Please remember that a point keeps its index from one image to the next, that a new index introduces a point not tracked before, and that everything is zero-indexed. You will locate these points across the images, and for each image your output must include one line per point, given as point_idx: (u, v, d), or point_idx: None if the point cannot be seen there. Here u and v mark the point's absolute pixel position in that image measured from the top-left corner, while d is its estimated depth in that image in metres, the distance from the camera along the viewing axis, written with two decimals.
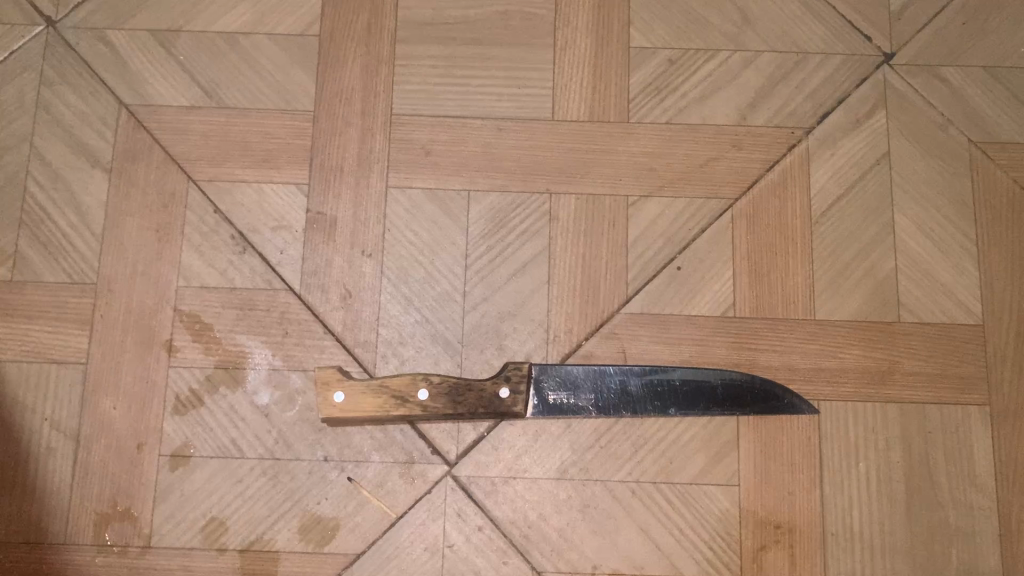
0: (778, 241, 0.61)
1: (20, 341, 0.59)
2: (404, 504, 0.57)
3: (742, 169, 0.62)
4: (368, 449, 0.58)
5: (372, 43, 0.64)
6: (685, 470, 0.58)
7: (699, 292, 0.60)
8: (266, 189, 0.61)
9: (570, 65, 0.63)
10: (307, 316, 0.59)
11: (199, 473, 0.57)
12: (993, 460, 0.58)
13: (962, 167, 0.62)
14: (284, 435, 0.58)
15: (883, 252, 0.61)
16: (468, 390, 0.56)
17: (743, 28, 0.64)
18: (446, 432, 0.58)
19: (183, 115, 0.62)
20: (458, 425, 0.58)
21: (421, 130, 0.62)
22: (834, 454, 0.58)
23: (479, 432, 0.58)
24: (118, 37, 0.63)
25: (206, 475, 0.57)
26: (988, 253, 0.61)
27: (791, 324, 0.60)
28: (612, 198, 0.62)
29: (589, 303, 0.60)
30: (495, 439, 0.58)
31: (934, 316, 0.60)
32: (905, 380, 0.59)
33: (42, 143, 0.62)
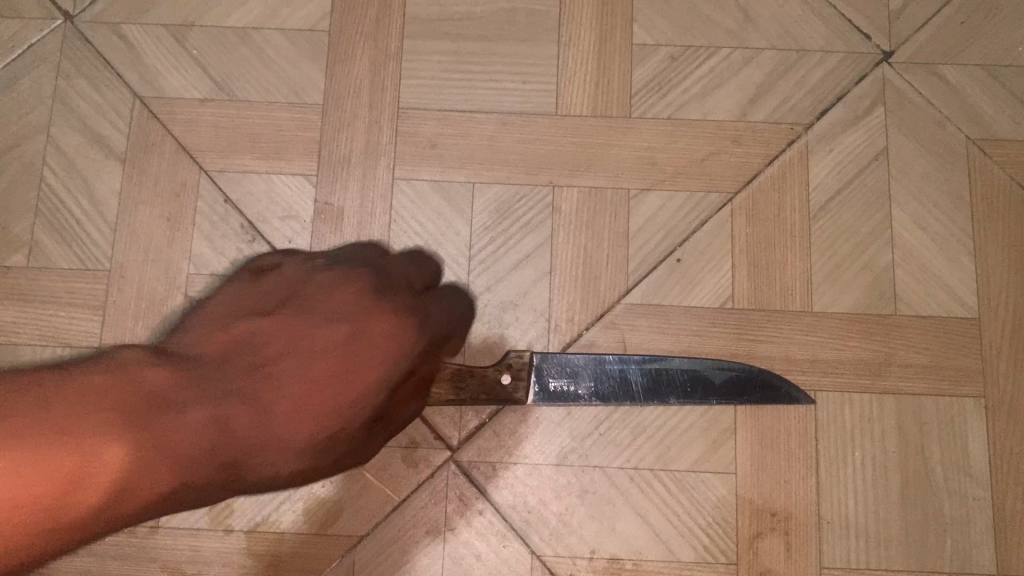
0: (777, 234, 0.62)
1: (35, 325, 0.60)
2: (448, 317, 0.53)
3: (741, 164, 0.63)
4: (427, 270, 0.54)
5: (380, 38, 0.65)
6: (682, 458, 0.59)
7: (699, 283, 0.61)
8: (275, 180, 0.63)
9: (574, 60, 0.65)
10: None
11: (258, 274, 0.52)
12: (988, 451, 0.59)
13: (959, 163, 0.63)
14: (309, 288, 0.49)
15: (880, 245, 0.62)
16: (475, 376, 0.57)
17: (744, 25, 0.66)
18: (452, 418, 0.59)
19: (196, 107, 0.64)
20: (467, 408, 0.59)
21: (427, 123, 0.64)
22: (830, 443, 0.59)
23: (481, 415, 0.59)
24: (133, 30, 0.65)
25: (244, 299, 0.49)
26: (985, 247, 0.62)
27: (790, 316, 0.61)
28: (615, 191, 0.63)
29: (590, 293, 0.61)
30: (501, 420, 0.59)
31: (930, 309, 0.61)
32: (901, 372, 0.60)
33: (58, 134, 0.63)
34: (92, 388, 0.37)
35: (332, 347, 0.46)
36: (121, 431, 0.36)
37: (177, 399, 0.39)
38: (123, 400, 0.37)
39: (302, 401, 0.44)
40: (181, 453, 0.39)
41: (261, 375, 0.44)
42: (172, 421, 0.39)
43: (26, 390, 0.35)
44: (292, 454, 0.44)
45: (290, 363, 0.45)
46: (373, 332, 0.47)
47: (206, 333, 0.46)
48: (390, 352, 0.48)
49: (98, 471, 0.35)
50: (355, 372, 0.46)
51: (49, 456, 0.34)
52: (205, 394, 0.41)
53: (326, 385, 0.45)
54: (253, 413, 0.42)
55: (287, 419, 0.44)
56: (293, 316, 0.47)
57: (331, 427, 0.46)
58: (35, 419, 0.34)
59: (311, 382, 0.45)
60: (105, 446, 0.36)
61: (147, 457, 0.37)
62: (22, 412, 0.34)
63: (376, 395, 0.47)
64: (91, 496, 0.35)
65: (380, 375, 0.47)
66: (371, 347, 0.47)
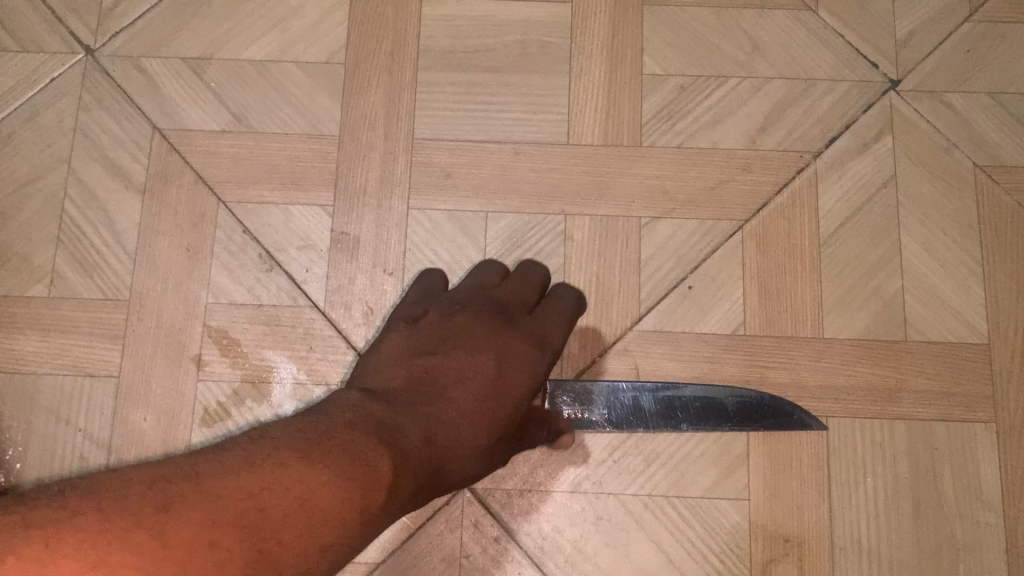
0: (787, 262, 0.63)
1: (57, 354, 0.61)
2: (564, 334, 0.58)
3: (750, 193, 0.64)
4: (532, 277, 0.60)
5: (395, 70, 0.66)
6: (695, 485, 0.59)
7: (710, 310, 0.62)
8: (292, 210, 0.64)
9: (585, 91, 0.66)
10: (331, 332, 0.62)
11: (411, 323, 0.56)
12: (1000, 476, 0.59)
13: (967, 190, 0.64)
14: (457, 324, 0.55)
15: (890, 272, 0.63)
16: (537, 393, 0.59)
17: (753, 56, 0.67)
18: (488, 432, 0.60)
19: (214, 139, 0.65)
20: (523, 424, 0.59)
21: (441, 154, 0.65)
22: (843, 469, 0.60)
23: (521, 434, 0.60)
24: (152, 64, 0.66)
25: (408, 342, 0.54)
26: (994, 273, 0.63)
27: (801, 342, 0.61)
28: (626, 219, 0.64)
29: (602, 320, 0.62)
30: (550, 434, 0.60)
31: (939, 335, 0.62)
32: (913, 398, 0.61)
33: (79, 166, 0.64)
34: (349, 425, 0.43)
35: (482, 365, 0.52)
36: (384, 452, 0.42)
37: (398, 421, 0.46)
38: (369, 430, 0.43)
39: (474, 412, 0.50)
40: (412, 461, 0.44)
41: (441, 398, 0.49)
42: (401, 440, 0.44)
43: (300, 437, 0.41)
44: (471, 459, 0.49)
45: (464, 387, 0.50)
46: (509, 350, 0.53)
47: (390, 369, 0.51)
48: (525, 368, 0.53)
49: (377, 486, 0.41)
50: (509, 390, 0.52)
51: (344, 489, 0.39)
52: (418, 419, 0.47)
53: (492, 401, 0.51)
54: (449, 429, 0.48)
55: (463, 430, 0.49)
56: (453, 350, 0.52)
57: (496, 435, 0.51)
58: (331, 455, 0.40)
59: (478, 398, 0.50)
60: (375, 465, 0.41)
61: (404, 467, 0.43)
62: (295, 465, 0.39)
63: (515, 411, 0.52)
64: (378, 506, 0.41)
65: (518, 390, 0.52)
66: (511, 363, 0.53)
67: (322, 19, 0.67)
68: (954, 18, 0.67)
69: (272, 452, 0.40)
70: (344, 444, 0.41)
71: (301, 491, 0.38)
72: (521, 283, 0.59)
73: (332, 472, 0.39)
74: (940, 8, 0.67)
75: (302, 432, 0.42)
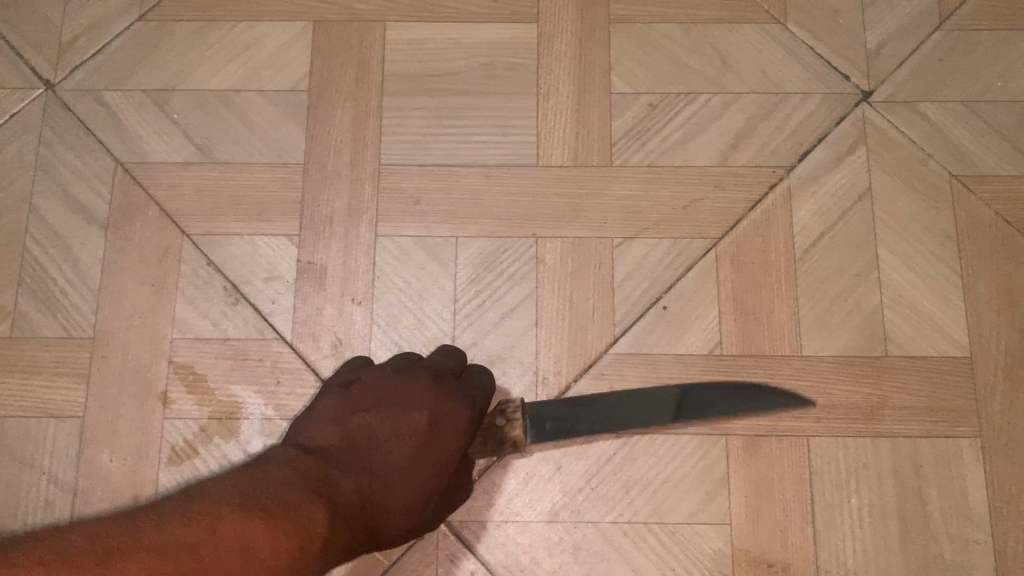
0: (763, 279, 0.61)
1: (20, 397, 0.60)
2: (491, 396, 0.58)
3: (724, 210, 0.63)
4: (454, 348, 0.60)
5: (360, 96, 0.65)
6: (676, 511, 0.58)
7: (687, 331, 0.61)
8: (258, 241, 0.63)
9: (554, 112, 0.65)
10: (299, 364, 0.60)
11: (345, 387, 0.56)
12: (988, 492, 0.58)
13: (944, 200, 0.63)
14: (388, 385, 0.55)
15: (868, 286, 0.62)
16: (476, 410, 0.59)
17: (722, 71, 0.66)
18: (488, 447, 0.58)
19: (178, 171, 0.64)
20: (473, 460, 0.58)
21: (410, 180, 0.64)
22: (826, 490, 0.58)
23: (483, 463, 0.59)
24: (114, 97, 0.65)
25: (342, 403, 0.54)
26: (974, 284, 0.61)
27: (779, 361, 0.60)
28: (599, 241, 0.62)
29: (577, 345, 0.61)
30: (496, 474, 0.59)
31: (921, 349, 0.60)
32: (895, 414, 0.59)
33: (42, 203, 0.63)
34: (285, 482, 0.45)
35: (415, 424, 0.53)
36: (318, 503, 0.45)
37: (332, 475, 0.48)
38: (303, 485, 0.46)
39: (404, 467, 0.52)
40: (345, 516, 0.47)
41: (373, 455, 0.52)
42: (335, 496, 0.47)
43: (237, 495, 0.43)
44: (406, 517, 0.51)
45: (396, 446, 0.52)
46: (441, 408, 0.54)
47: (327, 428, 0.53)
48: (456, 427, 0.54)
49: (311, 538, 0.43)
50: (441, 449, 0.53)
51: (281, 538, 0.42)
52: (350, 472, 0.49)
53: (422, 460, 0.52)
54: (379, 487, 0.50)
55: (397, 487, 0.51)
56: (385, 407, 0.54)
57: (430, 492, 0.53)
58: (269, 511, 0.43)
59: (407, 456, 0.52)
60: (311, 519, 0.44)
61: (336, 517, 0.46)
62: (232, 518, 0.41)
63: (448, 468, 0.53)
64: (313, 555, 0.44)
65: (449, 449, 0.53)
66: (443, 422, 0.54)
67: (286, 46, 0.66)
68: (925, 28, 0.66)
69: (211, 508, 0.42)
70: (280, 498, 0.44)
71: (241, 540, 0.41)
72: (447, 355, 0.58)
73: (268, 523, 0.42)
74: (911, 19, 0.66)
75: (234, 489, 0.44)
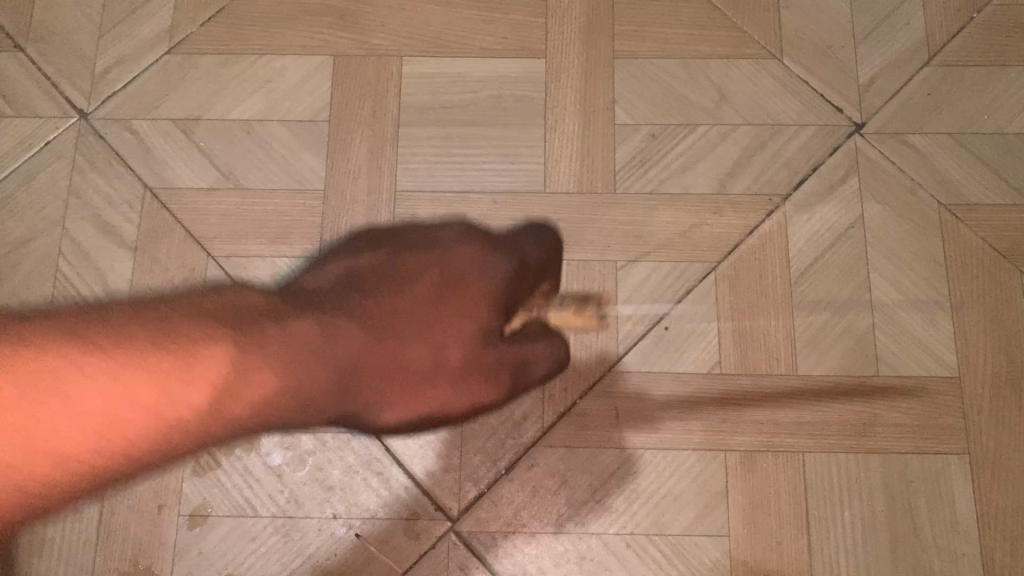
0: (760, 301, 0.64)
1: None
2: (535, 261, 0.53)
3: (722, 236, 0.66)
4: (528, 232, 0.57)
5: (376, 126, 0.69)
6: (677, 522, 0.61)
7: (686, 350, 0.64)
8: (279, 263, 0.66)
9: (560, 142, 0.68)
10: None
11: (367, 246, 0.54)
12: (975, 507, 0.60)
13: (932, 227, 0.66)
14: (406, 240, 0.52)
15: (860, 308, 0.64)
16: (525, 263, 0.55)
17: (720, 104, 0.69)
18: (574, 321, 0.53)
19: (202, 196, 0.67)
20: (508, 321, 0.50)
21: (423, 206, 0.67)
22: (820, 503, 0.61)
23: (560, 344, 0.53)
24: (143, 126, 0.69)
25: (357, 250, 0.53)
26: (962, 307, 0.64)
27: (775, 380, 0.63)
28: (602, 263, 0.65)
29: (583, 362, 0.63)
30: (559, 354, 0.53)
31: (911, 369, 0.63)
32: (886, 431, 0.62)
33: (73, 226, 0.67)
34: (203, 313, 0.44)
35: (421, 270, 0.49)
36: (217, 340, 0.43)
37: (302, 315, 0.46)
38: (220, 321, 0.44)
39: (410, 318, 0.47)
40: (359, 356, 0.46)
41: (372, 301, 0.47)
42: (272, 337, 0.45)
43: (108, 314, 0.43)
44: (394, 379, 0.47)
45: (401, 295, 0.48)
46: (452, 253, 0.49)
47: (330, 271, 0.51)
48: (472, 275, 0.48)
49: (187, 380, 0.42)
50: (460, 303, 0.48)
51: (186, 375, 0.42)
52: (346, 308, 0.47)
53: (424, 309, 0.47)
54: (369, 336, 0.46)
55: (389, 346, 0.46)
56: (398, 248, 0.50)
57: (428, 354, 0.47)
58: (126, 340, 0.41)
59: (420, 307, 0.47)
60: (292, 353, 0.45)
61: (252, 362, 0.44)
62: (176, 320, 0.43)
63: (456, 327, 0.47)
64: (193, 394, 0.42)
65: (462, 299, 0.48)
66: (459, 270, 0.49)
67: (306, 78, 0.70)
68: (914, 63, 0.70)
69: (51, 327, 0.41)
70: (180, 330, 0.43)
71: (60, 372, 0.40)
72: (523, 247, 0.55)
73: (221, 331, 0.44)
74: (900, 54, 0.70)
75: (207, 316, 0.44)
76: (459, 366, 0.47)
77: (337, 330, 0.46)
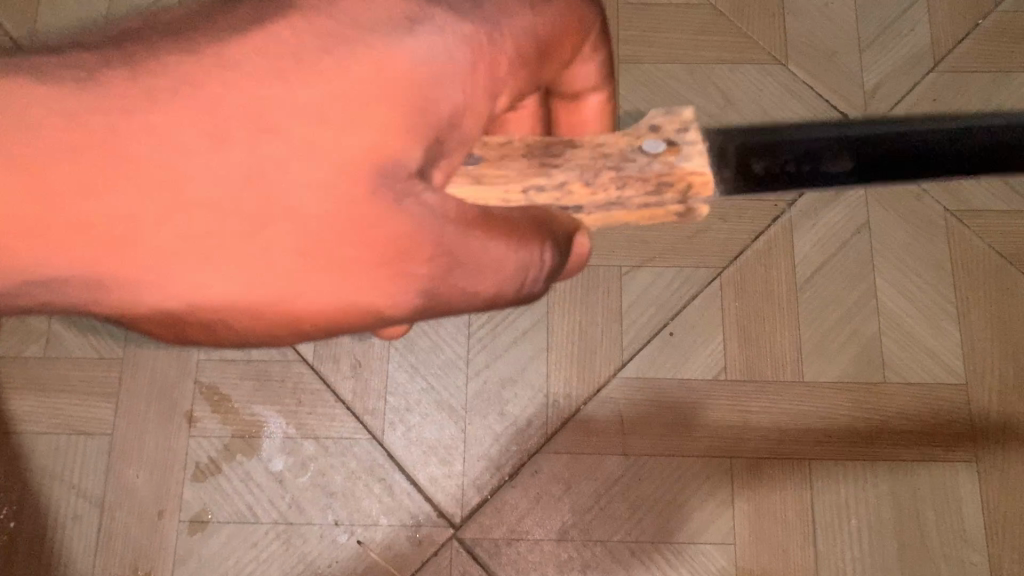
0: (765, 307, 0.64)
1: (52, 415, 0.63)
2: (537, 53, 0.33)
3: (727, 240, 0.65)
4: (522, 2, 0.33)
5: None
6: (682, 529, 0.60)
7: (691, 357, 0.63)
8: None
9: None
10: (319, 386, 0.63)
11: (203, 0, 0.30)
12: (983, 515, 0.60)
13: (938, 233, 0.65)
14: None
15: (867, 315, 0.64)
16: (553, 43, 0.34)
17: (725, 109, 0.69)
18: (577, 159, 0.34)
19: None
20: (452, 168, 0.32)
21: None
22: (827, 511, 0.60)
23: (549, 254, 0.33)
24: None
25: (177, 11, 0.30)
26: (968, 314, 0.64)
27: (781, 386, 0.62)
28: (606, 268, 0.65)
29: (588, 366, 0.63)
30: (526, 275, 0.33)
31: (918, 376, 0.63)
32: (893, 439, 0.62)
33: None
34: None
35: (309, 39, 0.28)
36: None
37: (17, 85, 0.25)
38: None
39: (266, 122, 0.28)
40: (121, 161, 0.26)
41: (194, 58, 0.27)
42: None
43: None
44: (184, 214, 0.27)
45: (213, 83, 0.27)
46: (387, 22, 0.29)
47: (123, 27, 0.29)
48: (416, 74, 0.29)
49: None
50: (330, 120, 0.28)
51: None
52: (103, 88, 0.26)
53: (258, 120, 0.28)
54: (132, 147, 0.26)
55: (195, 163, 0.27)
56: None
57: (278, 193, 0.28)
58: None
59: (242, 117, 0.27)
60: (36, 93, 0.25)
61: None
62: None
63: (346, 176, 0.29)
64: None
65: (381, 126, 0.29)
66: (389, 65, 0.29)
67: None
68: (920, 68, 0.69)
69: None
70: None
71: None
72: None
73: None
74: (906, 60, 0.70)
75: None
76: (329, 231, 0.29)
77: (129, 87, 0.26)
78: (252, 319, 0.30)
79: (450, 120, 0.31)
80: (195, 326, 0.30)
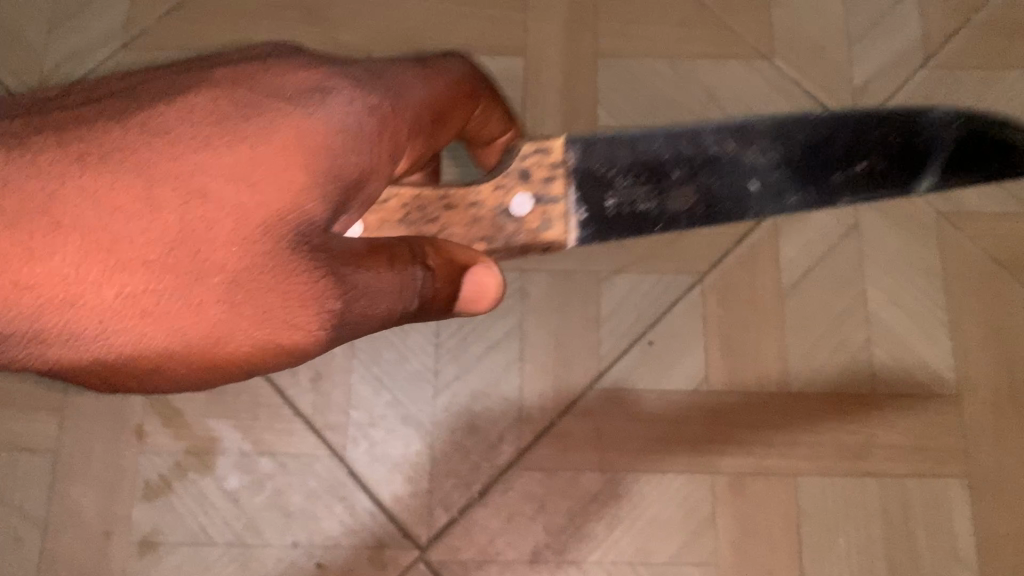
0: (749, 316, 0.61)
1: None
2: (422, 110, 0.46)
3: (710, 244, 0.62)
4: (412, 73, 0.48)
5: None
6: (663, 550, 0.57)
7: (671, 367, 0.60)
8: None
9: None
10: (278, 399, 0.59)
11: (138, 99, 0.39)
12: (975, 533, 0.57)
13: (930, 239, 0.62)
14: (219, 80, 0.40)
15: (857, 323, 0.61)
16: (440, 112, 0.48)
17: (709, 105, 0.66)
18: (458, 220, 0.52)
19: None
20: (352, 222, 0.43)
21: None
22: (814, 530, 0.57)
23: (420, 275, 0.41)
24: None
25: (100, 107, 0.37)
26: (961, 323, 0.61)
27: (765, 398, 0.59)
28: (584, 273, 0.61)
29: (564, 377, 0.60)
30: (406, 296, 0.41)
31: (909, 388, 0.60)
32: (883, 454, 0.59)
33: None
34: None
35: (230, 119, 0.38)
36: None
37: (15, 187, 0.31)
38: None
39: (197, 200, 0.36)
40: (92, 247, 0.33)
41: (156, 152, 0.36)
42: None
43: None
44: (127, 271, 0.34)
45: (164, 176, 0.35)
46: (299, 89, 0.41)
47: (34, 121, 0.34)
48: (337, 143, 0.41)
49: None
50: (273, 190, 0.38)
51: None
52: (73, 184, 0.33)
53: (205, 201, 0.36)
54: (97, 233, 0.33)
55: (139, 237, 0.34)
56: (215, 79, 0.40)
57: (209, 260, 0.36)
58: None
59: (189, 202, 0.36)
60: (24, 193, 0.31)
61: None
62: None
63: (262, 232, 0.38)
64: None
65: (293, 192, 0.39)
66: (307, 141, 0.40)
67: None
68: (911, 64, 0.66)
69: None
70: None
71: None
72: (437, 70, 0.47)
73: None
74: (897, 56, 0.67)
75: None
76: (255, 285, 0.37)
77: (73, 174, 0.33)
78: (184, 361, 0.37)
79: (356, 177, 0.41)
80: (135, 377, 0.37)
